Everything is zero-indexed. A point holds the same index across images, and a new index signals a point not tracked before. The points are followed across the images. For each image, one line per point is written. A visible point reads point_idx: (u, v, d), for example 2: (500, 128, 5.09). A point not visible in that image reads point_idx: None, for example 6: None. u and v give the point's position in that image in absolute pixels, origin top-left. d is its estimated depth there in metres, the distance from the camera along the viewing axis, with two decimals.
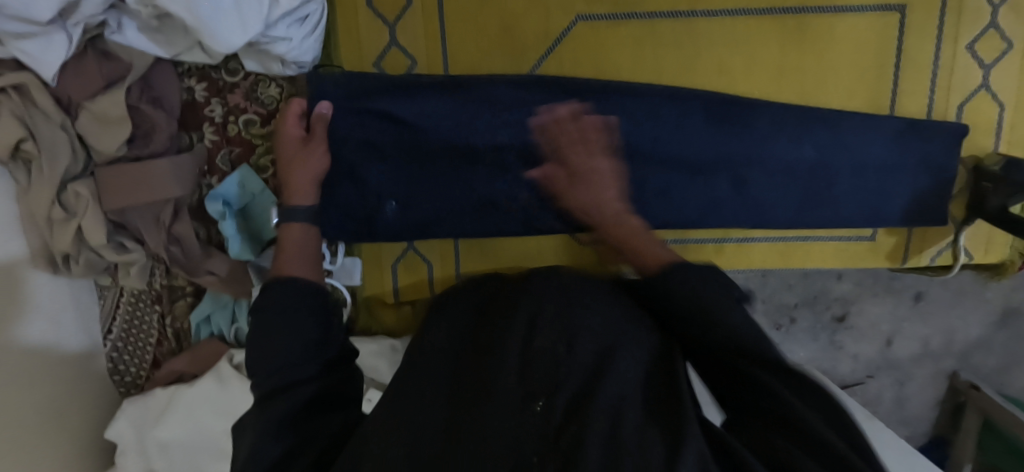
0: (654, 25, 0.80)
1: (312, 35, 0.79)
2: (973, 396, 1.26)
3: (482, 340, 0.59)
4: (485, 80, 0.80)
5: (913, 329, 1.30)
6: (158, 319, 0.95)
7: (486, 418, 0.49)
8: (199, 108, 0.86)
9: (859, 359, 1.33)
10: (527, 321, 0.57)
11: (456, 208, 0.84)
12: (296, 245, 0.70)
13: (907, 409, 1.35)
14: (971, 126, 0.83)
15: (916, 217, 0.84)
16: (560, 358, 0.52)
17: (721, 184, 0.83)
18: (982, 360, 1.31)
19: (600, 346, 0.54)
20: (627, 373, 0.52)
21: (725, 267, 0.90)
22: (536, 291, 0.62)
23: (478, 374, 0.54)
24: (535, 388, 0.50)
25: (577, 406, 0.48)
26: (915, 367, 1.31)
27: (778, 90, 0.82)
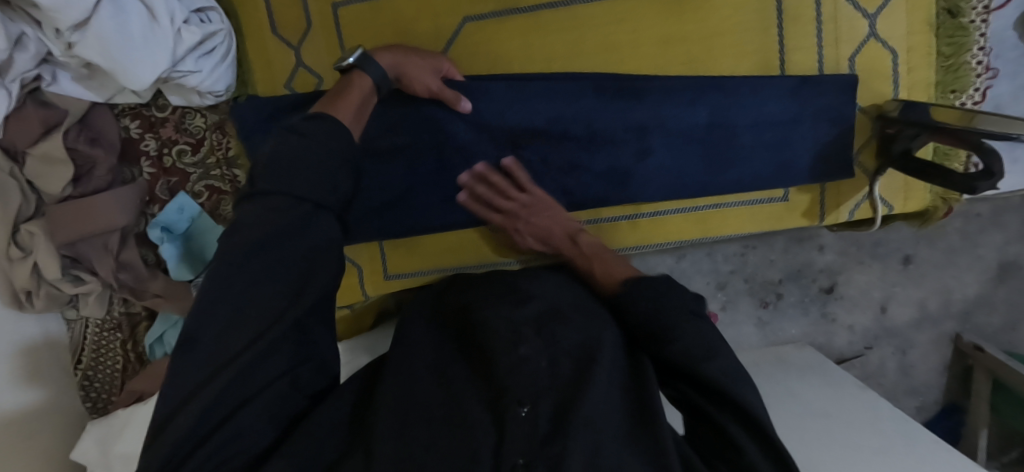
0: (537, 15, 0.84)
1: (222, 64, 0.86)
2: (980, 357, 1.24)
3: (471, 344, 0.65)
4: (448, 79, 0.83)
5: (905, 293, 1.28)
6: (122, 345, 1.02)
7: (472, 422, 0.56)
8: (136, 144, 0.94)
9: (855, 330, 1.30)
10: (510, 328, 0.63)
11: (376, 206, 0.88)
12: (361, 95, 0.65)
13: (916, 378, 1.32)
14: (866, 75, 0.83)
15: (823, 170, 0.85)
16: (541, 370, 0.59)
17: (625, 154, 0.85)
18: (985, 319, 1.29)
19: (577, 359, 0.61)
20: (603, 385, 0.59)
21: (644, 241, 0.91)
22: (523, 298, 0.68)
23: (465, 382, 0.61)
24: (521, 394, 0.56)
25: (560, 414, 0.55)
26: (918, 334, 1.30)
27: (666, 62, 0.84)
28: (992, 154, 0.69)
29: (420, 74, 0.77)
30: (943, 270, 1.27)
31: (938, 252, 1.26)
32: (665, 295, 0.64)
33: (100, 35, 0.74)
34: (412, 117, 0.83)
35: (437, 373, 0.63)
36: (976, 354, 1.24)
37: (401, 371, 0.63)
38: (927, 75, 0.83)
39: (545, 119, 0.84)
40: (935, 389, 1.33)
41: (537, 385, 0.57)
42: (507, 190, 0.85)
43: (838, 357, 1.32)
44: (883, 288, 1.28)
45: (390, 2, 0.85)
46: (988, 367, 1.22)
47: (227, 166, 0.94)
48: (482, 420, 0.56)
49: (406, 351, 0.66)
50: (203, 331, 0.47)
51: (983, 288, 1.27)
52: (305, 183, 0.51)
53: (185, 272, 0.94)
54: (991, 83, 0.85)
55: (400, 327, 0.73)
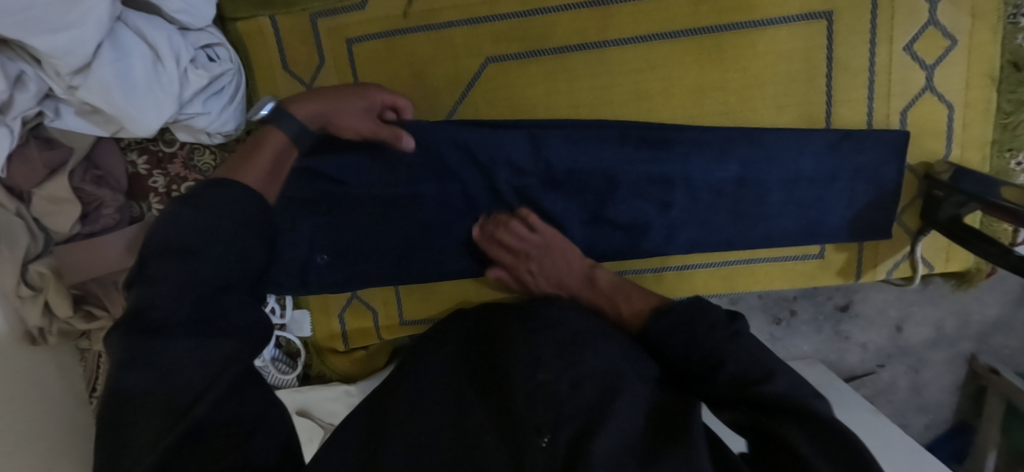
0: (565, 57, 0.79)
1: (230, 105, 0.81)
2: (995, 380, 1.17)
3: (482, 368, 0.58)
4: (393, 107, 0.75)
5: (923, 312, 1.21)
6: None
7: (487, 456, 0.49)
8: (144, 180, 0.90)
9: (868, 348, 1.24)
10: (526, 350, 0.56)
11: (387, 251, 0.85)
12: (271, 153, 0.66)
13: (927, 397, 1.26)
14: (917, 131, 0.78)
15: (862, 230, 0.80)
16: (564, 396, 0.52)
17: (648, 205, 0.81)
18: (1002, 341, 1.21)
19: (604, 386, 0.53)
20: (626, 407, 0.52)
21: (667, 294, 0.87)
22: (542, 315, 0.62)
23: (481, 412, 0.53)
24: (538, 423, 0.50)
25: (581, 441, 0.49)
26: (930, 353, 1.22)
27: (701, 110, 0.79)
28: None
29: (348, 119, 0.72)
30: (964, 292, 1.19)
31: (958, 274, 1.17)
32: (697, 320, 0.60)
33: (102, 81, 0.69)
34: (427, 161, 0.78)
35: (453, 401, 0.56)
36: (992, 377, 1.18)
37: (417, 399, 0.57)
38: (983, 132, 0.77)
39: (565, 169, 0.79)
40: (945, 408, 1.25)
41: (560, 412, 0.51)
42: (518, 229, 0.81)
43: (849, 374, 1.26)
44: (901, 307, 1.21)
45: (408, 40, 0.80)
46: (1001, 391, 1.16)
47: None
48: (500, 451, 0.49)
49: (412, 378, 0.60)
50: (160, 354, 0.46)
51: (1004, 311, 1.19)
52: (220, 268, 0.51)
53: None
54: None
55: (417, 357, 0.65)
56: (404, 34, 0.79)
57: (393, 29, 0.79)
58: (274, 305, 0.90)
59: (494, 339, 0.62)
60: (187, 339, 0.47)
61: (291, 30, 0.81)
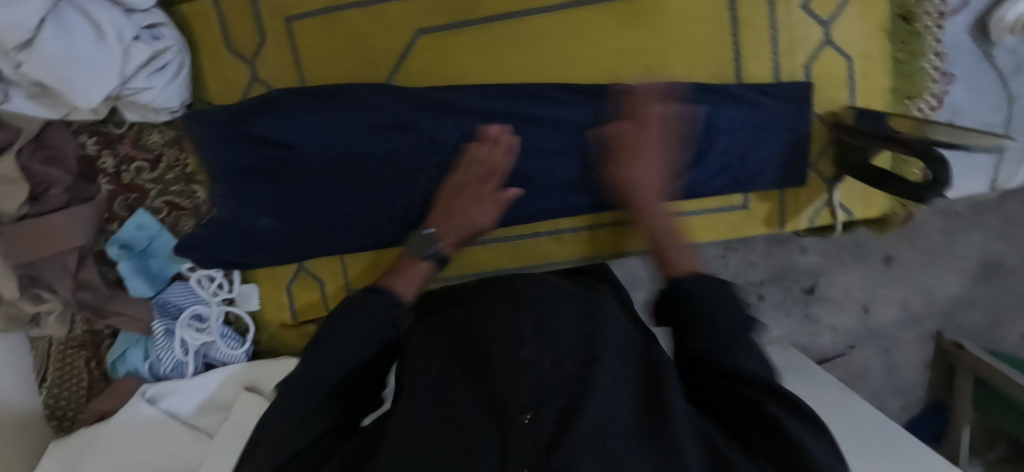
0: (492, 27, 0.84)
1: (174, 81, 0.85)
2: (964, 356, 1.29)
3: (467, 349, 0.61)
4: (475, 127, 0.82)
5: (888, 293, 1.34)
6: (85, 363, 1.00)
7: (472, 431, 0.51)
8: (94, 161, 0.93)
9: (839, 330, 1.34)
10: (509, 328, 0.58)
11: (331, 219, 0.85)
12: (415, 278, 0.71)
13: (900, 377, 1.37)
14: (822, 83, 0.83)
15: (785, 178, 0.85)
16: (545, 371, 0.54)
17: (587, 160, 0.84)
18: (968, 318, 1.34)
19: (584, 359, 0.57)
20: (608, 383, 0.55)
21: (602, 252, 0.92)
22: (522, 294, 0.64)
23: (466, 390, 0.56)
24: (523, 401, 0.51)
25: (567, 420, 0.50)
26: (900, 334, 1.35)
27: (622, 71, 0.84)
28: (938, 164, 0.67)
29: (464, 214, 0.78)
30: (925, 271, 1.32)
31: (918, 252, 1.31)
32: (701, 294, 0.64)
33: (43, 51, 0.72)
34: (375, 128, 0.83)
35: (444, 380, 0.58)
36: (958, 352, 1.30)
37: (411, 376, 0.60)
38: (882, 82, 0.83)
39: (497, 127, 0.83)
40: (918, 387, 1.38)
41: (544, 388, 0.53)
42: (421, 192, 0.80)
43: (821, 356, 1.36)
44: (867, 289, 1.33)
45: (345, 17, 0.84)
46: (972, 367, 1.27)
47: (185, 183, 0.93)
48: (489, 428, 0.51)
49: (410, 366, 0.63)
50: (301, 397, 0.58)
51: (964, 287, 1.32)
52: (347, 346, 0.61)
53: (145, 289, 0.92)
54: (946, 89, 0.84)
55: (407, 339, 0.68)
56: (341, 11, 0.84)
57: (330, 5, 0.84)
58: (223, 280, 0.94)
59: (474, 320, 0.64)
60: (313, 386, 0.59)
61: (232, 10, 0.86)
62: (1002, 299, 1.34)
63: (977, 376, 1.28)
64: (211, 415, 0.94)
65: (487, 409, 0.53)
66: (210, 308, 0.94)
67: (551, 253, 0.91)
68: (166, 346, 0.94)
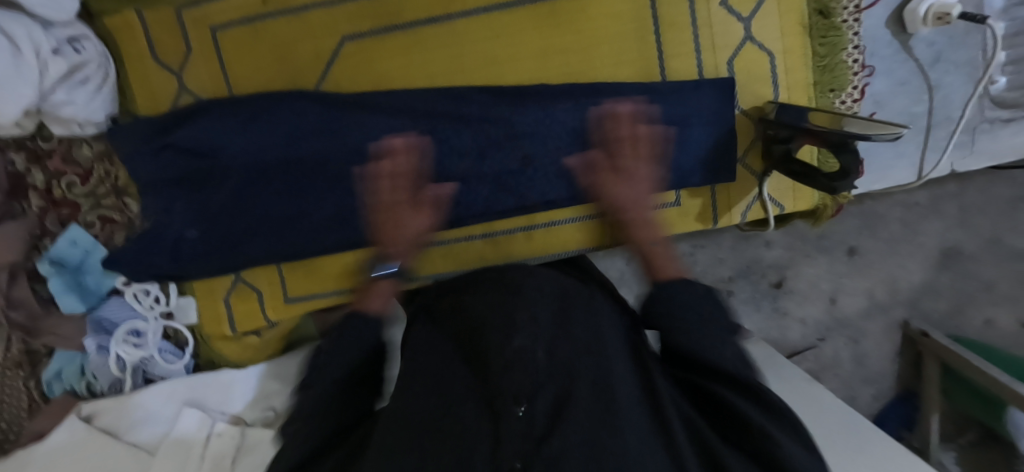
0: (416, 31, 0.84)
1: (98, 94, 0.84)
2: (928, 342, 1.35)
3: (466, 340, 0.62)
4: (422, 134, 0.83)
5: (854, 285, 1.41)
6: (24, 382, 0.95)
7: (465, 423, 0.52)
8: (23, 178, 0.91)
9: (808, 322, 1.41)
10: (503, 315, 0.59)
11: (260, 226, 0.86)
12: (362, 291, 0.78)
13: (869, 367, 1.42)
14: (746, 78, 0.84)
15: (714, 171, 0.85)
16: (538, 362, 0.54)
17: (511, 162, 0.85)
18: (933, 305, 1.41)
19: (583, 350, 0.59)
20: (608, 373, 0.57)
21: (539, 252, 0.93)
22: (518, 283, 0.65)
23: (463, 382, 0.57)
24: (517, 391, 0.52)
25: (557, 411, 0.51)
26: (867, 323, 1.41)
27: (547, 72, 0.85)
28: (850, 156, 0.69)
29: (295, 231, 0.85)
30: (886, 260, 1.39)
31: (880, 243, 1.39)
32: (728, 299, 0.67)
33: None
34: (306, 136, 0.83)
35: (443, 371, 0.60)
36: (923, 340, 1.35)
37: (411, 371, 0.62)
38: (804, 75, 0.84)
39: (427, 130, 0.84)
40: (888, 377, 1.43)
41: (536, 378, 0.53)
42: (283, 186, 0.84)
43: (793, 350, 1.42)
44: (831, 280, 1.39)
45: (270, 25, 0.84)
46: (935, 352, 1.33)
47: (117, 196, 0.93)
48: (482, 419, 0.52)
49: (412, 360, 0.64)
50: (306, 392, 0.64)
51: (926, 275, 1.40)
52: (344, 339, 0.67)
53: (77, 305, 0.91)
54: (868, 81, 0.85)
55: (409, 332, 0.70)
56: (265, 20, 0.84)
57: (254, 15, 0.84)
58: (159, 294, 0.94)
59: (471, 308, 0.65)
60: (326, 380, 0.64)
61: (157, 22, 0.85)
62: (963, 286, 1.40)
63: (941, 360, 1.34)
64: (150, 428, 0.91)
65: (480, 403, 0.54)
66: (148, 323, 0.93)
67: (486, 255, 0.92)
68: (101, 363, 0.93)
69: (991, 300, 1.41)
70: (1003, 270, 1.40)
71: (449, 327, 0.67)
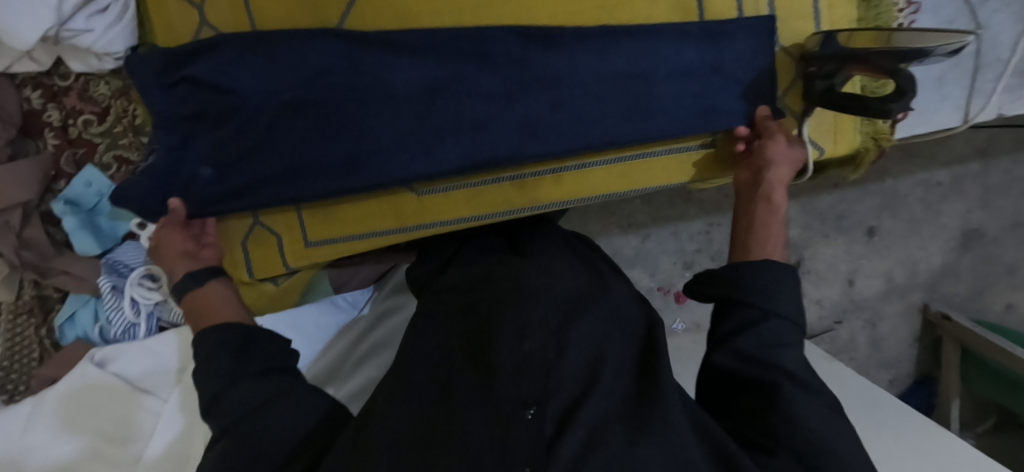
0: None
1: (117, 25, 0.82)
2: (947, 324, 1.46)
3: (469, 344, 0.66)
4: (455, 71, 0.81)
5: (872, 266, 1.51)
6: (36, 330, 0.93)
7: (467, 416, 0.55)
8: (39, 115, 0.89)
9: (824, 304, 1.51)
10: (513, 322, 0.65)
11: (276, 169, 0.82)
12: (207, 302, 0.78)
13: (884, 350, 1.55)
14: (787, 12, 0.82)
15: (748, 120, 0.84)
16: (549, 362, 0.61)
17: (537, 106, 0.82)
18: (951, 288, 1.54)
19: (589, 358, 0.64)
20: (610, 382, 0.62)
21: (568, 196, 0.90)
22: (530, 288, 0.70)
23: (466, 379, 0.60)
24: (524, 398, 0.57)
25: (564, 420, 0.56)
26: (884, 305, 1.52)
27: (579, 6, 0.82)
28: (907, 79, 0.67)
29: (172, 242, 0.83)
30: (908, 241, 1.50)
31: (900, 223, 1.48)
32: (783, 284, 0.66)
33: None
34: (335, 75, 0.80)
35: (445, 372, 0.63)
36: (944, 323, 1.47)
37: (411, 366, 0.65)
38: (848, 11, 0.82)
39: (454, 71, 0.81)
40: (899, 359, 1.56)
41: (546, 386, 0.58)
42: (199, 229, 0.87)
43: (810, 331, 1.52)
44: (849, 262, 1.50)
45: None
46: (956, 335, 1.44)
47: (134, 134, 0.90)
48: (489, 418, 0.55)
49: (412, 354, 0.67)
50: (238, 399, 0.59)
51: (947, 258, 1.51)
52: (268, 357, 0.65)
53: (92, 246, 0.89)
54: (914, 18, 0.82)
55: (408, 330, 0.73)
56: None
57: None
58: None
59: (480, 309, 0.70)
60: (249, 388, 0.60)
61: None
62: (984, 268, 1.53)
63: (961, 344, 1.45)
64: (159, 377, 0.89)
65: (485, 403, 0.57)
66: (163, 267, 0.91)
67: (513, 199, 0.89)
68: (116, 306, 0.89)
69: (1012, 285, 1.55)
70: (1022, 253, 1.53)
71: (455, 326, 0.70)
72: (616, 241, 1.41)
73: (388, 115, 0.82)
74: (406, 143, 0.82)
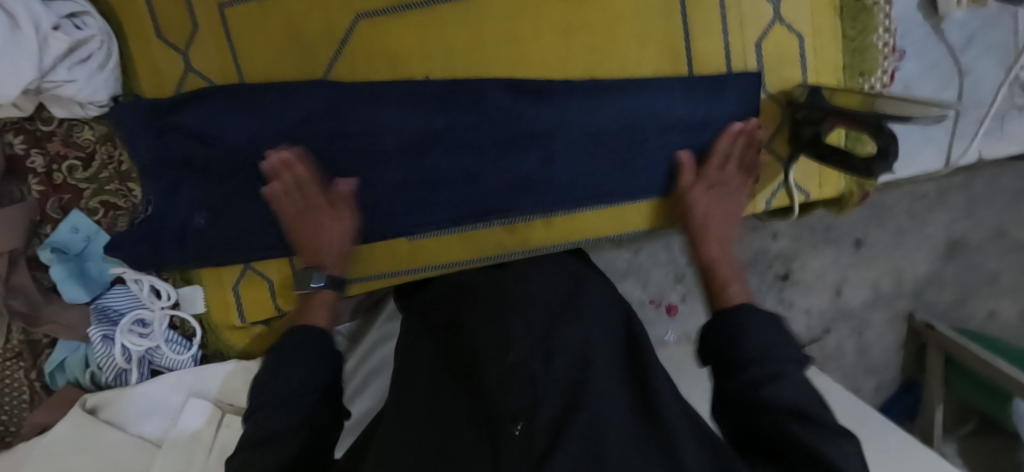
0: (433, 10, 0.81)
1: (101, 73, 0.81)
2: (930, 332, 1.50)
3: (460, 365, 0.63)
4: (446, 128, 0.81)
5: (860, 276, 1.52)
6: (24, 374, 0.92)
7: (461, 443, 0.54)
8: (21, 161, 0.87)
9: (812, 312, 1.52)
10: (497, 333, 0.62)
11: (271, 222, 0.84)
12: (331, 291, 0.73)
13: (872, 357, 1.58)
14: (774, 60, 0.83)
15: (737, 169, 0.83)
16: (535, 372, 0.56)
17: (528, 160, 0.84)
18: (935, 295, 1.56)
19: (576, 360, 0.59)
20: (602, 386, 0.57)
21: (558, 239, 0.90)
22: (514, 298, 0.68)
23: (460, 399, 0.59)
24: (513, 413, 0.53)
25: (556, 430, 0.51)
26: (869, 313, 1.55)
27: (570, 53, 0.82)
28: (889, 136, 0.67)
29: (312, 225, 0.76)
30: (892, 252, 1.52)
31: (886, 233, 1.50)
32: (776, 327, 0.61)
33: None
34: (330, 118, 0.80)
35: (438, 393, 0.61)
36: (927, 331, 1.50)
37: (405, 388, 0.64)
38: (833, 56, 0.83)
39: (444, 124, 0.81)
40: (886, 365, 1.60)
41: (534, 397, 0.54)
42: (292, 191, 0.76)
43: (799, 341, 1.54)
44: (838, 271, 1.51)
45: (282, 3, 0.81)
46: (939, 343, 1.46)
47: (121, 181, 0.89)
48: (481, 441, 0.53)
49: (406, 374, 0.66)
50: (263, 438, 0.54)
51: (931, 267, 1.54)
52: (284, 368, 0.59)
53: (80, 294, 0.89)
54: (898, 65, 0.83)
55: (400, 349, 0.72)
56: None
57: None
58: (167, 286, 0.91)
59: (465, 321, 0.68)
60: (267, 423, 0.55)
61: None
62: (967, 275, 1.55)
63: (945, 352, 1.47)
64: (158, 417, 0.90)
65: (477, 426, 0.55)
66: (154, 313, 0.90)
67: (504, 243, 0.89)
68: (106, 353, 0.89)
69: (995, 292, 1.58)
70: (1005, 260, 1.55)
71: (444, 340, 0.69)
72: (607, 255, 1.40)
73: (381, 166, 0.82)
74: (398, 195, 0.84)
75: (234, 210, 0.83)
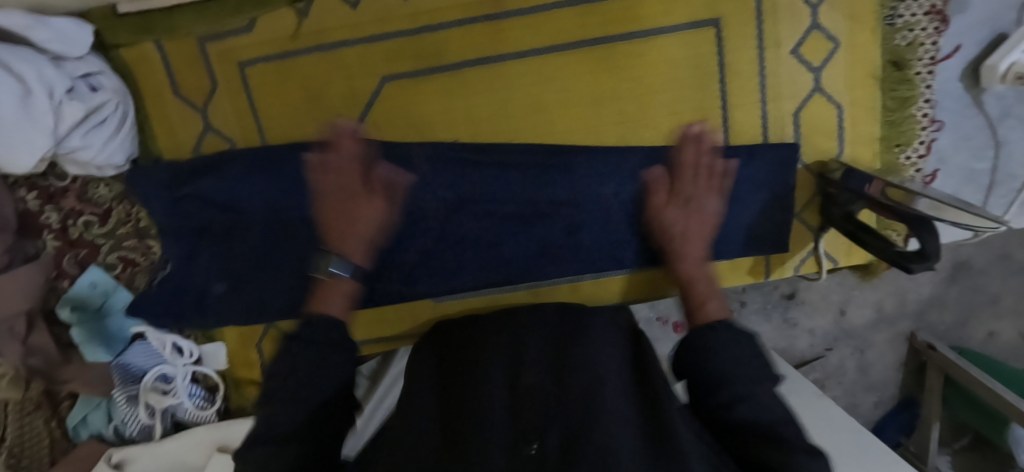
0: (460, 74, 0.78)
1: (115, 137, 0.78)
2: (934, 356, 1.17)
3: (460, 376, 0.60)
4: (471, 199, 0.80)
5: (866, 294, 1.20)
6: (44, 423, 0.89)
7: (466, 449, 0.49)
8: (35, 217, 0.85)
9: (817, 333, 1.22)
10: (509, 357, 0.60)
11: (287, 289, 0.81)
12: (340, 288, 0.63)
13: (871, 376, 1.24)
14: (809, 131, 0.81)
15: (755, 242, 0.83)
16: (548, 392, 0.54)
17: (553, 230, 0.81)
18: (937, 318, 1.21)
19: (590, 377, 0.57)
20: (617, 404, 0.54)
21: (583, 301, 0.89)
22: (525, 321, 0.66)
23: (465, 406, 0.54)
24: (525, 434, 0.50)
25: (570, 444, 0.48)
26: (874, 334, 1.21)
27: (598, 121, 0.80)
28: (929, 235, 0.66)
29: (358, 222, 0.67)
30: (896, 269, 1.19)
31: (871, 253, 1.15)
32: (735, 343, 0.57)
33: None
34: None
35: (442, 407, 0.57)
36: (930, 353, 1.17)
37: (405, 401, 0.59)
38: (871, 129, 0.81)
39: (467, 193, 0.79)
40: (890, 385, 1.25)
41: (548, 415, 0.51)
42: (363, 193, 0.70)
43: (799, 359, 1.24)
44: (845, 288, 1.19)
45: (304, 64, 0.78)
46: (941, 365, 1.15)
47: (139, 237, 0.89)
48: (486, 447, 0.49)
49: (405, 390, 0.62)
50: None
51: (936, 288, 1.19)
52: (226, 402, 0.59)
53: (103, 354, 0.87)
54: (936, 135, 0.83)
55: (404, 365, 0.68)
56: (295, 57, 0.78)
57: (284, 51, 0.78)
58: (186, 345, 0.90)
59: (474, 341, 0.65)
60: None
61: (180, 55, 0.79)
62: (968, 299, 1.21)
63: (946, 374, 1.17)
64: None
65: (480, 435, 0.50)
66: (175, 368, 0.89)
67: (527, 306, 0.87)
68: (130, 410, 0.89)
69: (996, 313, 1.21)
70: (1009, 284, 1.19)
71: (447, 355, 0.65)
72: None
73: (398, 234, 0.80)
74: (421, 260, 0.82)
75: (249, 274, 0.81)
